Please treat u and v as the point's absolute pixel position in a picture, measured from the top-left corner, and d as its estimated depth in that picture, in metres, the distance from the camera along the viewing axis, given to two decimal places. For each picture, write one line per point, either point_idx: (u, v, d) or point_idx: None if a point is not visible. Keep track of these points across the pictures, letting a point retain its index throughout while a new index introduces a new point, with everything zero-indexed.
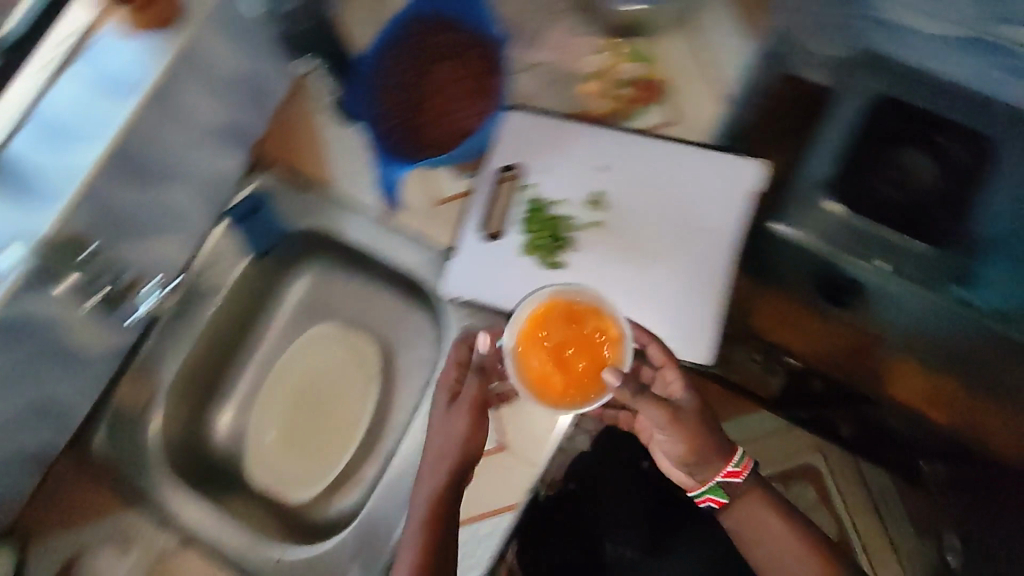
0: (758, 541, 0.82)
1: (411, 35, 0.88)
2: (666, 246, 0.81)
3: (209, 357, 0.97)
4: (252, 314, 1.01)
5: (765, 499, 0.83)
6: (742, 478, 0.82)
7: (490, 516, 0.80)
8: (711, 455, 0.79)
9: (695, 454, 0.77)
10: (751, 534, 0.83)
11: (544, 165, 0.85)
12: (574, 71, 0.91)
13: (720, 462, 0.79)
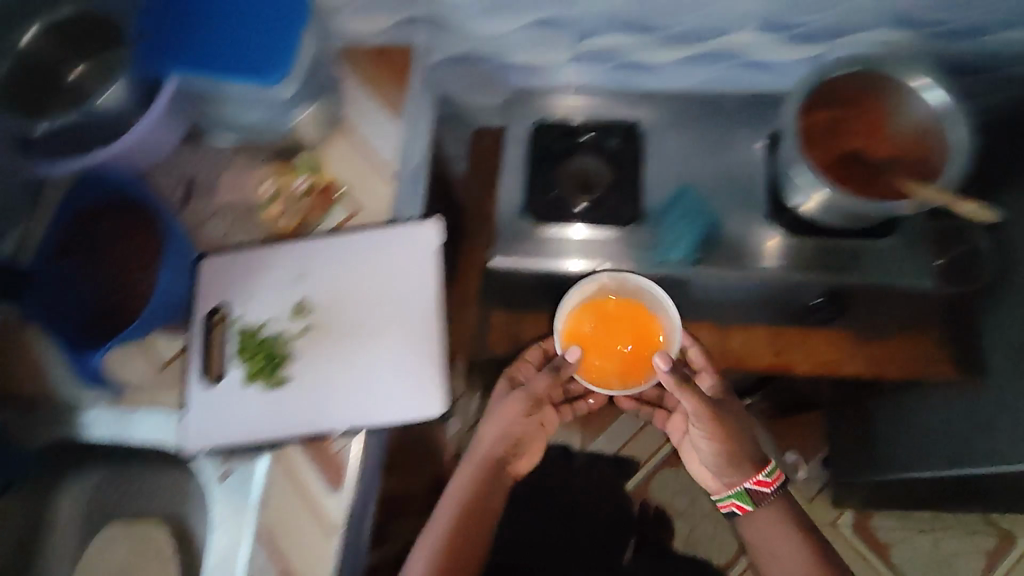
0: (774, 550, 0.94)
1: (78, 228, 0.89)
2: (374, 325, 0.83)
3: None
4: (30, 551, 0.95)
5: (784, 508, 0.96)
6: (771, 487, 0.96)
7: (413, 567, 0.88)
8: (751, 463, 0.95)
9: (732, 460, 0.95)
10: (768, 545, 0.95)
11: (245, 295, 0.87)
12: (255, 203, 0.94)
13: (753, 469, 0.95)
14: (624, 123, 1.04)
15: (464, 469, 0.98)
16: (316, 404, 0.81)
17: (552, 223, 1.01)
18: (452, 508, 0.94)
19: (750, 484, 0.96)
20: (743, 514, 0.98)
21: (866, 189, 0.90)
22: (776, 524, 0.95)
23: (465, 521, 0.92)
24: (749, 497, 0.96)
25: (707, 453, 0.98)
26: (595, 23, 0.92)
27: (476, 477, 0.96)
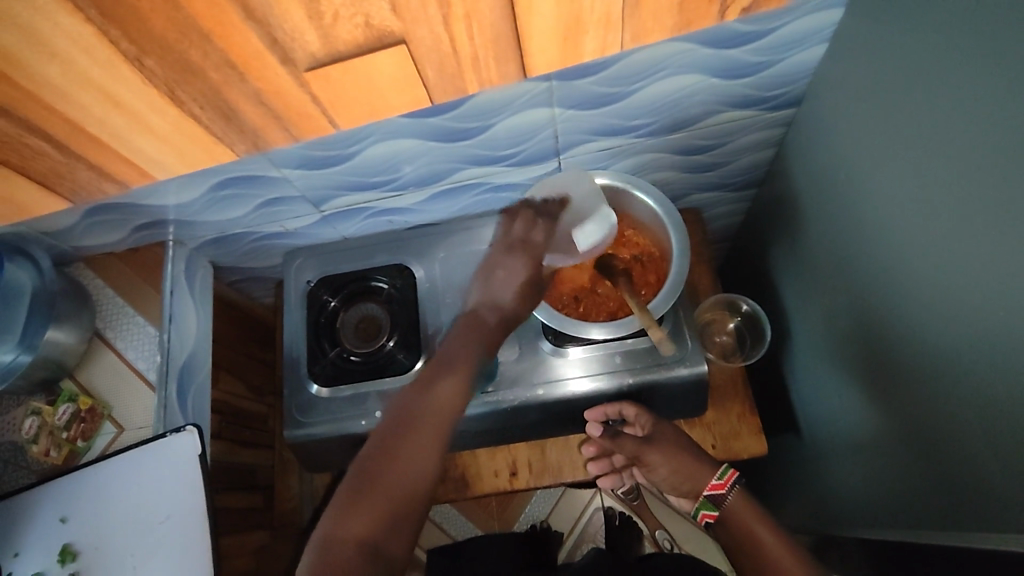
0: (748, 539, 0.89)
1: None
2: (145, 551, 0.83)
3: None
4: None
5: (745, 502, 0.94)
6: (726, 490, 0.95)
7: (423, 453, 0.76)
8: (700, 470, 0.97)
9: (694, 478, 0.97)
10: (740, 538, 0.91)
11: (12, 550, 0.84)
12: (17, 445, 0.90)
13: (706, 474, 0.96)
14: (393, 264, 1.05)
15: (466, 334, 0.87)
16: None
17: (338, 384, 0.99)
18: (458, 373, 0.83)
19: (708, 492, 0.95)
20: (716, 522, 0.96)
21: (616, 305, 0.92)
22: (739, 514, 0.93)
23: (456, 412, 0.80)
24: (713, 504, 0.95)
25: (667, 482, 1.00)
26: (322, 192, 0.94)
27: (485, 340, 0.88)
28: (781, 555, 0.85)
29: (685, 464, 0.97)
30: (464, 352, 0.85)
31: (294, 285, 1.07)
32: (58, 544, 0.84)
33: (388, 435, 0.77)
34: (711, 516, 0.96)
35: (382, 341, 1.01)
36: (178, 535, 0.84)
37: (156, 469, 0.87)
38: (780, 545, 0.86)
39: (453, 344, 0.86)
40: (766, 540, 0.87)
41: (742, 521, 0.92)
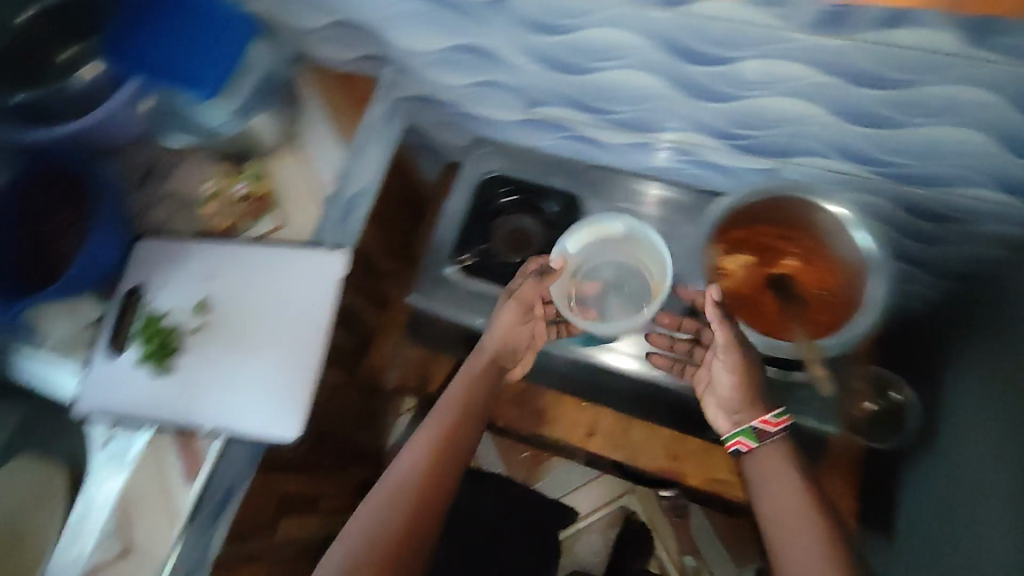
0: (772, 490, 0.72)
1: (32, 193, 0.94)
2: (263, 336, 0.90)
3: None
4: None
5: (792, 453, 0.75)
6: (777, 428, 0.76)
7: (418, 518, 0.70)
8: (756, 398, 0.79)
9: (738, 393, 0.80)
10: (759, 476, 0.74)
11: (161, 284, 0.95)
12: (194, 199, 1.02)
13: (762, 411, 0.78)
14: (566, 194, 1.05)
15: (428, 425, 0.79)
16: (192, 394, 0.89)
17: (472, 278, 1.03)
18: (422, 457, 0.75)
19: (755, 424, 0.77)
20: (748, 454, 0.77)
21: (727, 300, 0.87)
22: (781, 475, 0.73)
23: (449, 469, 0.76)
24: (755, 435, 0.77)
25: (725, 404, 0.82)
26: (545, 93, 0.94)
27: (451, 430, 0.79)
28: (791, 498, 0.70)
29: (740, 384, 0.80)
30: (422, 441, 0.77)
31: (468, 172, 1.09)
32: (196, 294, 0.93)
33: (360, 536, 0.68)
34: (744, 446, 0.77)
35: (526, 260, 1.02)
36: (293, 336, 0.90)
37: (298, 274, 0.93)
38: (793, 494, 0.71)
39: (419, 430, 0.79)
40: (779, 470, 0.74)
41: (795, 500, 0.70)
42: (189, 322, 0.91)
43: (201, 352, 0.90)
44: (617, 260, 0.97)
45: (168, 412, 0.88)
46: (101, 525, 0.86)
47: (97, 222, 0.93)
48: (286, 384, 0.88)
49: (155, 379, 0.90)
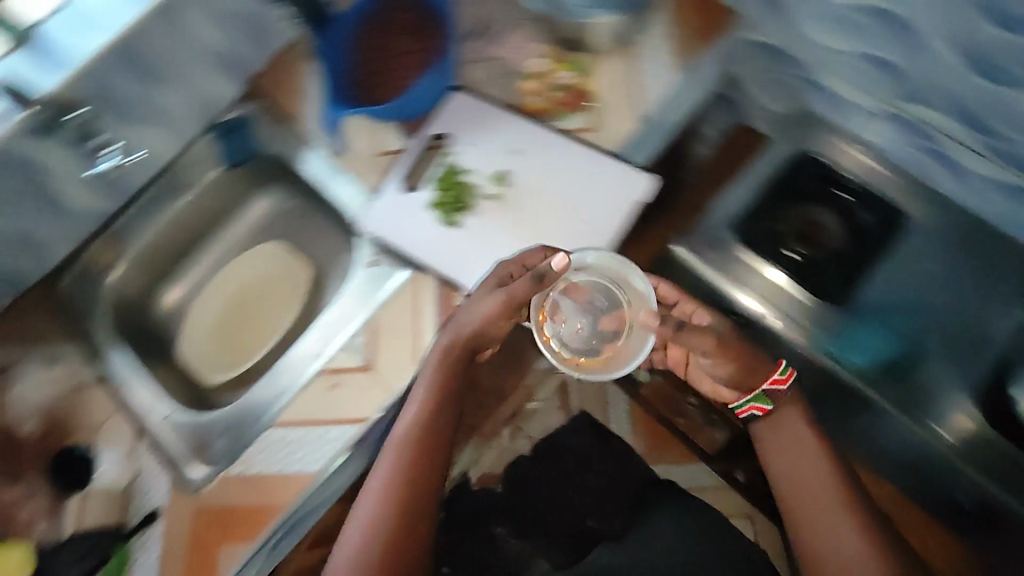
0: (790, 464, 0.76)
1: (387, 12, 1.02)
2: (551, 228, 0.90)
3: (181, 233, 1.12)
4: (208, 225, 1.14)
5: (807, 413, 0.78)
6: (787, 388, 0.77)
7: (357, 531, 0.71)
8: (754, 357, 0.76)
9: (748, 369, 0.76)
10: (786, 454, 0.77)
11: (468, 139, 0.96)
12: (516, 69, 1.00)
13: (769, 368, 0.76)
14: (893, 204, 0.89)
15: (384, 453, 0.75)
16: (469, 256, 0.91)
17: (751, 248, 0.90)
18: (393, 471, 0.73)
19: (765, 387, 0.76)
20: (762, 418, 0.78)
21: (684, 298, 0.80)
22: (791, 434, 0.77)
23: (408, 489, 0.73)
24: (766, 399, 0.77)
25: (724, 380, 0.78)
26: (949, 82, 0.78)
27: (425, 424, 0.76)
28: (812, 473, 0.75)
29: (736, 347, 0.75)
30: (386, 460, 0.74)
31: (780, 145, 0.94)
32: (499, 161, 0.95)
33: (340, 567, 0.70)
34: (759, 411, 0.78)
35: (801, 247, 0.89)
36: (578, 241, 0.89)
37: (602, 184, 0.91)
38: (803, 436, 0.77)
39: (377, 460, 0.75)
40: (788, 420, 0.77)
41: (805, 452, 0.76)
42: (487, 188, 0.93)
43: (489, 220, 0.92)
44: (608, 287, 0.80)
45: (443, 264, 0.91)
46: (354, 339, 0.92)
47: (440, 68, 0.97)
48: None
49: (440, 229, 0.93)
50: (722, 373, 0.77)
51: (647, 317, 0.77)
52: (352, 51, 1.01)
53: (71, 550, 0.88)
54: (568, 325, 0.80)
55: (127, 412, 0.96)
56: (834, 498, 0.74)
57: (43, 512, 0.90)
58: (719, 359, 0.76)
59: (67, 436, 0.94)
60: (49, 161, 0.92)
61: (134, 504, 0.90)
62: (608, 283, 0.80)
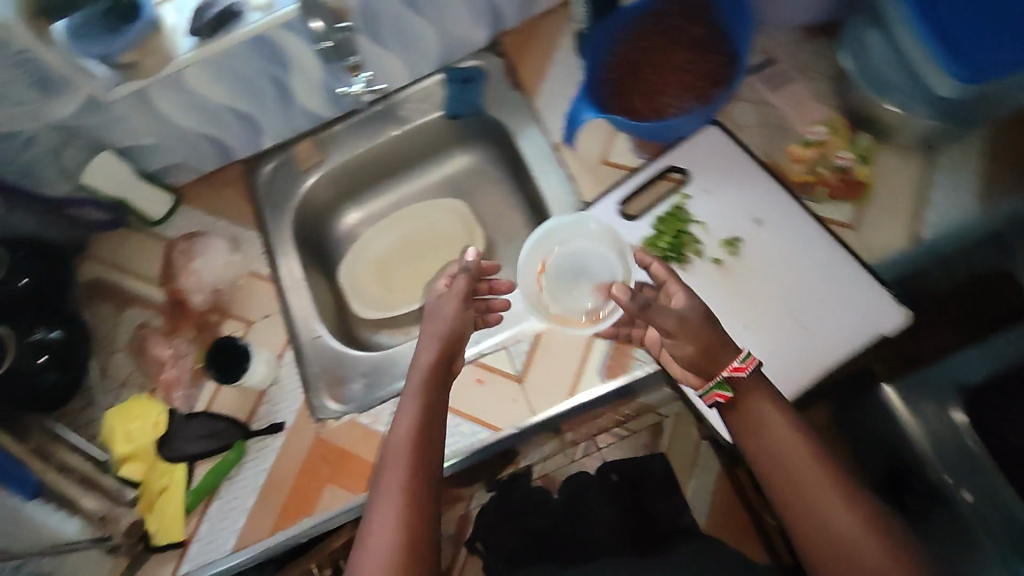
0: (784, 467, 0.64)
1: (668, 17, 0.92)
2: (767, 320, 0.81)
3: (379, 160, 1.12)
4: (406, 161, 1.14)
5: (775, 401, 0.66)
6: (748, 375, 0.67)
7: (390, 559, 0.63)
8: (719, 342, 0.68)
9: (707, 355, 0.68)
10: (783, 460, 0.64)
11: (709, 187, 0.88)
12: (791, 128, 0.91)
13: (730, 354, 0.68)
14: None
15: (383, 502, 0.66)
16: None
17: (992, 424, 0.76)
18: (393, 505, 0.66)
19: (724, 374, 0.67)
20: (727, 407, 0.69)
21: (670, 277, 0.73)
22: (771, 421, 0.66)
23: (414, 512, 0.66)
24: (728, 386, 0.68)
25: (684, 362, 0.70)
26: None
27: (413, 471, 0.68)
28: (786, 439, 0.65)
29: (699, 327, 0.68)
30: (389, 507, 0.66)
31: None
32: (736, 226, 0.85)
33: None
34: (722, 400, 0.69)
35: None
36: (794, 346, 0.80)
37: (843, 294, 0.81)
38: (790, 436, 0.65)
39: (373, 511, 0.66)
40: (769, 420, 0.66)
41: (781, 444, 0.65)
42: (711, 250, 0.84)
43: (701, 285, 0.83)
44: (587, 246, 0.86)
45: None
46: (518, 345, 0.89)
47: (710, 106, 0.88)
48: None
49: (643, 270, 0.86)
50: (686, 354, 0.69)
51: (619, 292, 0.72)
52: (622, 48, 0.93)
53: (198, 424, 0.92)
54: (553, 281, 0.85)
55: (283, 318, 0.99)
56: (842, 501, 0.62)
57: (186, 379, 0.95)
58: (677, 337, 0.69)
59: (225, 317, 0.99)
60: (298, 56, 0.94)
61: (263, 407, 0.94)
62: (615, 255, 0.84)
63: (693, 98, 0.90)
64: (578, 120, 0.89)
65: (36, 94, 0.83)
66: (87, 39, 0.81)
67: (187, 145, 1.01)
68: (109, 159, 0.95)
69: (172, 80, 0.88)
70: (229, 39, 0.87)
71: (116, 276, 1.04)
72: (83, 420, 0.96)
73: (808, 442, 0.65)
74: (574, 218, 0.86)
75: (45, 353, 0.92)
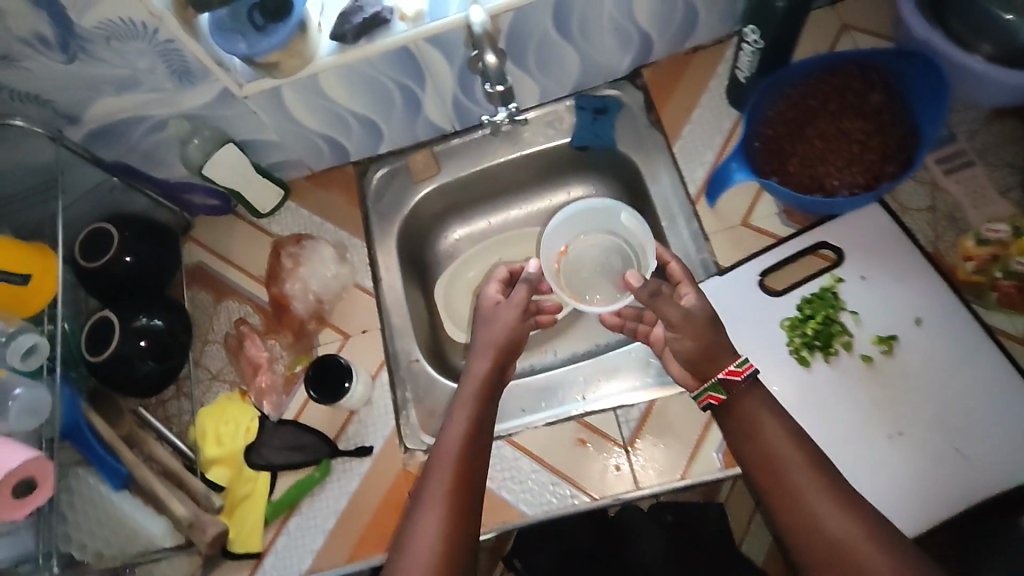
0: (766, 451, 0.69)
1: (847, 78, 0.83)
2: (915, 433, 0.74)
3: (493, 180, 1.06)
4: (520, 185, 1.08)
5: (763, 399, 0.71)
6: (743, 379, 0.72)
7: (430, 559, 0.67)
8: (719, 345, 0.74)
9: (707, 353, 0.74)
10: (760, 445, 0.69)
11: (866, 273, 0.81)
12: (969, 221, 0.82)
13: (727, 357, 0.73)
14: None
15: (429, 506, 0.70)
16: (805, 408, 0.77)
17: None
18: (439, 509, 0.69)
19: (719, 376, 0.72)
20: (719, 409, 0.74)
21: (684, 279, 0.81)
22: (765, 421, 0.70)
23: (458, 517, 0.70)
24: (724, 389, 0.73)
25: (686, 359, 0.76)
26: None
27: (460, 478, 0.72)
28: (772, 433, 0.69)
29: (702, 326, 0.74)
30: (435, 510, 0.69)
31: None
32: (892, 321, 0.78)
33: None
34: (716, 402, 0.74)
35: None
36: (941, 467, 0.73)
37: (1004, 418, 0.74)
38: (784, 435, 0.69)
39: (419, 513, 0.70)
40: (764, 421, 0.70)
41: (769, 439, 0.69)
42: (863, 345, 0.78)
43: (846, 381, 0.77)
44: (607, 241, 0.95)
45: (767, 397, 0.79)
46: (626, 411, 0.85)
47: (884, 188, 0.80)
48: (895, 510, 0.72)
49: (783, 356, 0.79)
50: (687, 350, 0.75)
51: (633, 279, 0.78)
52: (784, 104, 0.86)
53: (285, 433, 0.90)
54: (570, 265, 0.94)
55: (380, 337, 0.96)
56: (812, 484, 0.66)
57: (279, 385, 0.94)
58: (680, 331, 0.75)
59: (322, 326, 0.96)
60: (436, 69, 0.88)
61: (352, 425, 0.91)
62: (631, 248, 0.92)
63: (865, 176, 0.81)
64: (731, 177, 0.82)
65: (173, 83, 0.79)
66: (231, 32, 0.76)
67: (306, 144, 0.98)
68: (232, 150, 0.90)
69: (307, 82, 0.85)
70: (371, 49, 0.82)
71: (218, 265, 1.03)
72: (172, 410, 0.95)
73: (795, 437, 0.69)
74: (605, 206, 0.92)
75: (146, 339, 0.89)
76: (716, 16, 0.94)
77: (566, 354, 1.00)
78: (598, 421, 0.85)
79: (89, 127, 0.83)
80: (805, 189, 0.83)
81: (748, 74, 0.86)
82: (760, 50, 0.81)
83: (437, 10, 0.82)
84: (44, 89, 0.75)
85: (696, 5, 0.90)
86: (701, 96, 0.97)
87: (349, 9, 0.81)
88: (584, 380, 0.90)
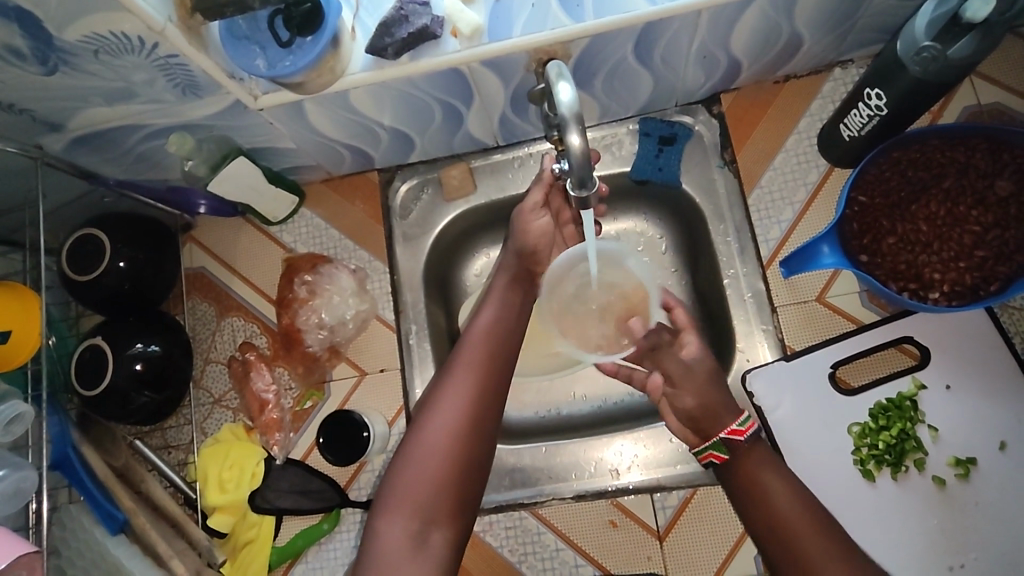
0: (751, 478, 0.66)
1: (968, 152, 0.73)
2: (980, 566, 0.69)
3: None
4: None
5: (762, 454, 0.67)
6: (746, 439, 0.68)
7: (444, 436, 0.69)
8: (718, 406, 0.69)
9: (710, 411, 0.70)
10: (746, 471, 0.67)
11: (953, 383, 0.73)
12: None
13: (728, 418, 0.69)
14: None
15: (459, 374, 0.72)
16: (864, 526, 0.72)
17: None
18: (465, 388, 0.71)
19: (722, 434, 0.68)
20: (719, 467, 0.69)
21: (687, 327, 0.75)
22: (776, 494, 0.65)
23: (483, 400, 0.71)
24: (726, 448, 0.68)
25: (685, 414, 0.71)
26: None
27: (491, 353, 0.73)
28: (757, 465, 0.66)
29: (703, 383, 0.71)
30: (461, 385, 0.71)
31: None
32: (972, 442, 0.72)
33: (411, 465, 0.68)
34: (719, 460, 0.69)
35: None
36: None
37: None
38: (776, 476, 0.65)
39: (447, 380, 0.72)
40: (774, 492, 0.65)
41: (788, 519, 0.63)
42: (936, 466, 0.72)
43: (912, 503, 0.72)
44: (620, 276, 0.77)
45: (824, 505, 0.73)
46: (661, 497, 0.80)
47: (992, 290, 0.70)
48: None
49: (845, 465, 0.74)
50: (687, 406, 0.71)
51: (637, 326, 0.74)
52: (892, 174, 0.74)
53: (294, 476, 0.84)
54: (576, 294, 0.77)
55: (400, 377, 0.87)
56: (785, 501, 0.64)
57: (287, 422, 0.87)
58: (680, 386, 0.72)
59: (337, 361, 0.88)
60: (487, 89, 0.74)
61: (363, 474, 0.84)
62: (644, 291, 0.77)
63: (973, 274, 0.71)
64: (818, 259, 0.72)
65: (175, 96, 0.66)
66: (248, 43, 0.62)
67: (327, 152, 0.85)
68: (244, 163, 0.78)
69: (334, 98, 0.71)
70: (415, 68, 0.67)
71: (221, 273, 0.92)
72: (171, 437, 0.88)
73: (812, 514, 0.64)
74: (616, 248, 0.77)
75: (142, 366, 0.80)
76: (821, 47, 0.78)
77: (590, 407, 0.90)
78: (633, 502, 0.80)
79: (75, 135, 0.70)
80: (899, 275, 0.73)
81: (854, 134, 0.75)
82: (879, 117, 0.70)
83: (497, 24, 0.67)
84: (25, 99, 0.62)
85: (802, 36, 0.75)
86: (787, 137, 0.83)
87: (392, 17, 0.67)
88: (621, 451, 0.83)
